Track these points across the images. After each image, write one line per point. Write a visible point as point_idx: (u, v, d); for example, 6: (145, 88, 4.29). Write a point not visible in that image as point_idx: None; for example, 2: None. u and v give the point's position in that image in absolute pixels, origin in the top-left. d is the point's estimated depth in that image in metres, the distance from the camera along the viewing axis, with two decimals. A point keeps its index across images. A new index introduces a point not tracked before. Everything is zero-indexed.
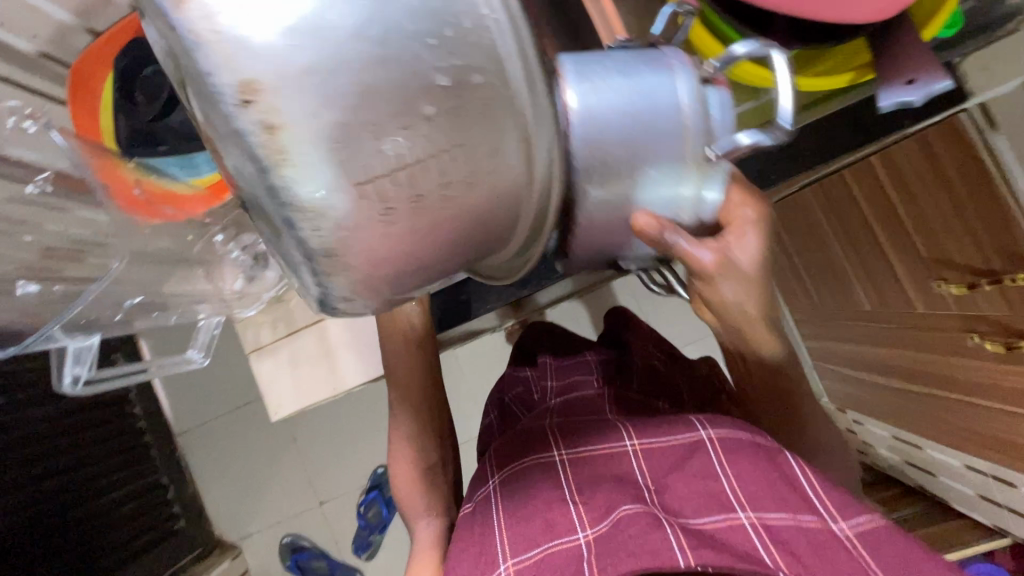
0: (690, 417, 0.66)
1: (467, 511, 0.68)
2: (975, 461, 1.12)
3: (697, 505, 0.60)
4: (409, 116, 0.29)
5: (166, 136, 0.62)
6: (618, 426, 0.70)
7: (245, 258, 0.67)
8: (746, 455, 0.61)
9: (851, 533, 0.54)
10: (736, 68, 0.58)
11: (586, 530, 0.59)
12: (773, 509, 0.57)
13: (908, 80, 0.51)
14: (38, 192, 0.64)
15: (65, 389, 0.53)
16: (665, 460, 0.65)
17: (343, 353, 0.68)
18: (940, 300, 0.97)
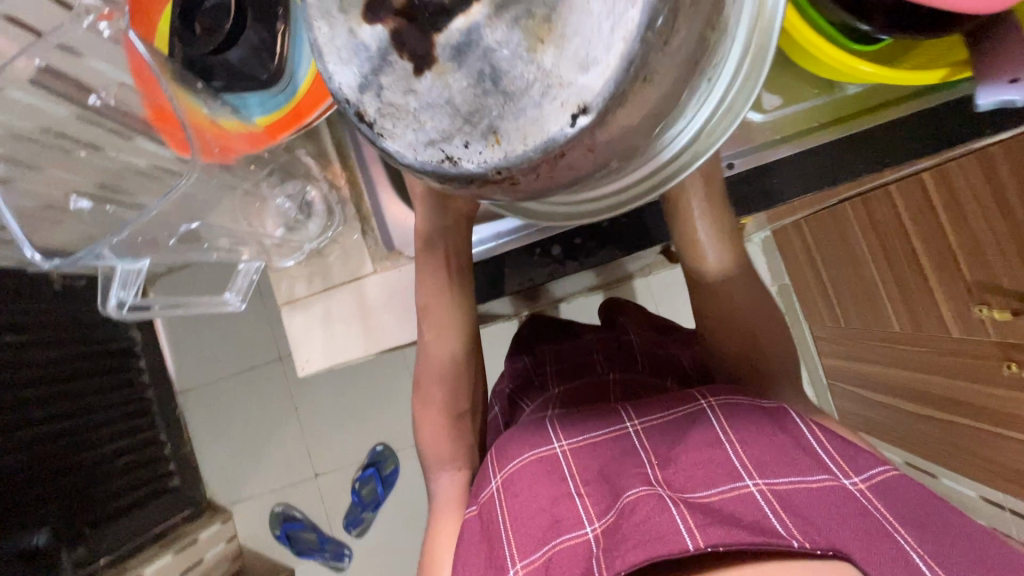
0: (692, 391, 0.69)
1: (472, 514, 0.65)
2: (993, 493, 1.10)
3: (701, 480, 0.60)
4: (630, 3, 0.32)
5: (219, 72, 0.60)
6: (615, 410, 0.71)
7: (290, 207, 0.67)
8: (746, 421, 0.63)
9: (863, 485, 0.56)
10: (825, 55, 0.54)
11: (593, 525, 0.58)
12: (778, 475, 0.58)
13: (1011, 79, 0.48)
14: (99, 104, 0.63)
15: (110, 311, 0.54)
16: (666, 440, 0.65)
17: (379, 315, 0.66)
18: (979, 327, 0.95)
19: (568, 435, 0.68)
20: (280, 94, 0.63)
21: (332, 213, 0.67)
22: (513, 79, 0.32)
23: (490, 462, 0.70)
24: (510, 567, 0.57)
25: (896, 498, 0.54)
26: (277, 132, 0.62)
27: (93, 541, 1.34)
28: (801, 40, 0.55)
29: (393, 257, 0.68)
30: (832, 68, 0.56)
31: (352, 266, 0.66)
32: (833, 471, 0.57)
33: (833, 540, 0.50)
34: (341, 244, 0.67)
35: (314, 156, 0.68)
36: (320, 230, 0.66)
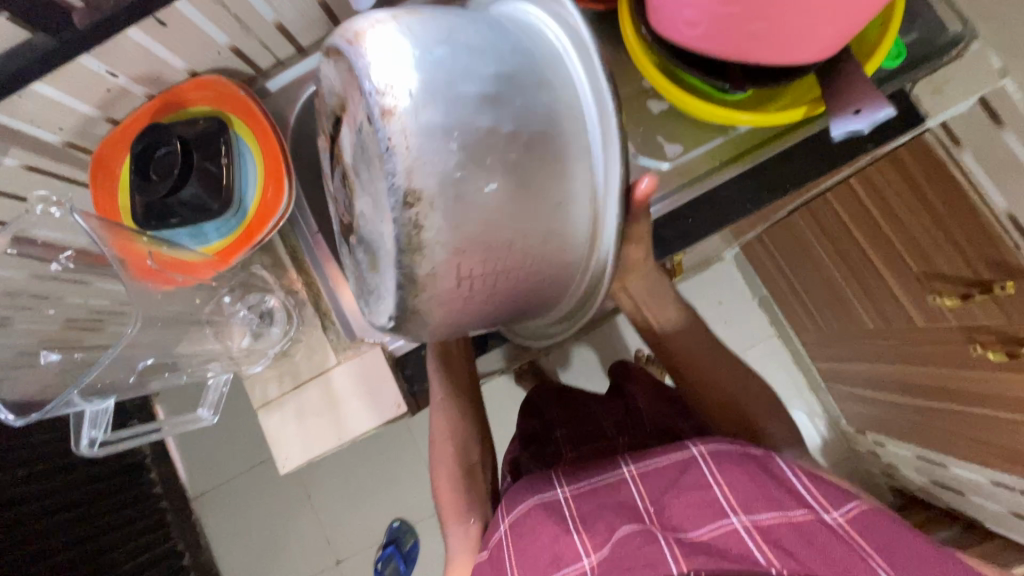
0: (684, 440, 0.70)
1: (482, 558, 0.68)
2: (1000, 476, 1.07)
3: (694, 518, 0.61)
4: (442, 217, 0.44)
5: (179, 211, 0.68)
6: (613, 461, 0.73)
7: (251, 316, 0.72)
8: (734, 463, 0.63)
9: (843, 520, 0.56)
10: (698, 109, 0.61)
11: (589, 557, 0.60)
12: (764, 510, 0.58)
13: (855, 111, 0.54)
14: (61, 269, 0.71)
15: (83, 450, 0.60)
16: (663, 482, 0.66)
17: (346, 402, 0.70)
18: (939, 314, 0.97)
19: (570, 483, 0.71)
20: (233, 218, 0.70)
21: (291, 317, 0.72)
22: (371, 283, 0.50)
23: (500, 510, 0.73)
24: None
25: (873, 530, 0.55)
26: (230, 256, 0.69)
27: None
28: (676, 99, 0.61)
29: (353, 345, 0.72)
30: (707, 118, 0.62)
31: (317, 360, 0.72)
32: (812, 505, 0.58)
33: (809, 568, 0.52)
34: (305, 341, 0.72)
35: (270, 267, 0.74)
36: (281, 332, 0.72)
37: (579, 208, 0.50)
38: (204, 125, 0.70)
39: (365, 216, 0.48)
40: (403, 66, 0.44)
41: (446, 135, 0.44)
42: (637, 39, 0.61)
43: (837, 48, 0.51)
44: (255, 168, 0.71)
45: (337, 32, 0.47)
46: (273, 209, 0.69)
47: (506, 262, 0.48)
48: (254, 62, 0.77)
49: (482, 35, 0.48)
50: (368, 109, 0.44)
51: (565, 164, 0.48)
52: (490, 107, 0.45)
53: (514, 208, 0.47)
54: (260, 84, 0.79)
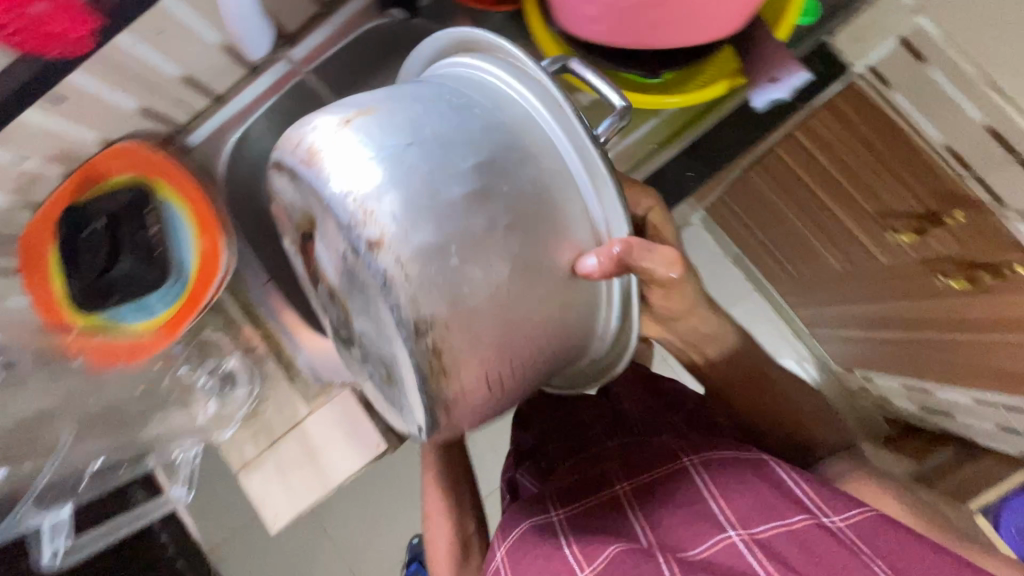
0: (675, 447, 0.68)
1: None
2: (984, 395, 1.09)
3: (691, 534, 0.60)
4: (443, 336, 0.40)
5: (118, 288, 0.66)
6: (602, 473, 0.70)
7: (212, 381, 0.71)
8: (730, 473, 0.62)
9: (844, 525, 0.56)
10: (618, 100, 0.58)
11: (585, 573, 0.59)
12: (762, 522, 0.58)
13: (772, 80, 0.54)
14: None
15: None
16: (656, 496, 0.65)
17: (325, 449, 0.69)
18: (898, 250, 0.99)
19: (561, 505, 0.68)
20: (175, 284, 0.68)
21: (253, 375, 0.71)
22: (391, 400, 0.47)
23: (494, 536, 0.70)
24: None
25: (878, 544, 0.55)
26: (176, 326, 0.66)
27: None
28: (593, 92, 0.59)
29: (324, 390, 0.71)
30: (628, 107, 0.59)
31: (289, 413, 0.70)
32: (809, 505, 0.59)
33: None
34: (273, 396, 0.71)
35: (225, 327, 0.72)
36: (247, 392, 0.70)
37: (587, 280, 0.46)
38: (125, 195, 0.66)
39: (366, 336, 0.45)
40: (364, 174, 0.40)
41: (428, 251, 0.40)
42: (549, 37, 0.60)
43: (745, 19, 0.50)
44: (187, 230, 0.69)
45: (287, 149, 0.44)
46: (213, 271, 0.67)
47: (528, 347, 0.45)
48: (169, 119, 0.74)
49: (439, 107, 0.44)
50: (349, 241, 0.40)
51: (565, 233, 0.44)
52: (476, 206, 0.41)
53: (523, 300, 0.43)
54: (181, 140, 0.76)
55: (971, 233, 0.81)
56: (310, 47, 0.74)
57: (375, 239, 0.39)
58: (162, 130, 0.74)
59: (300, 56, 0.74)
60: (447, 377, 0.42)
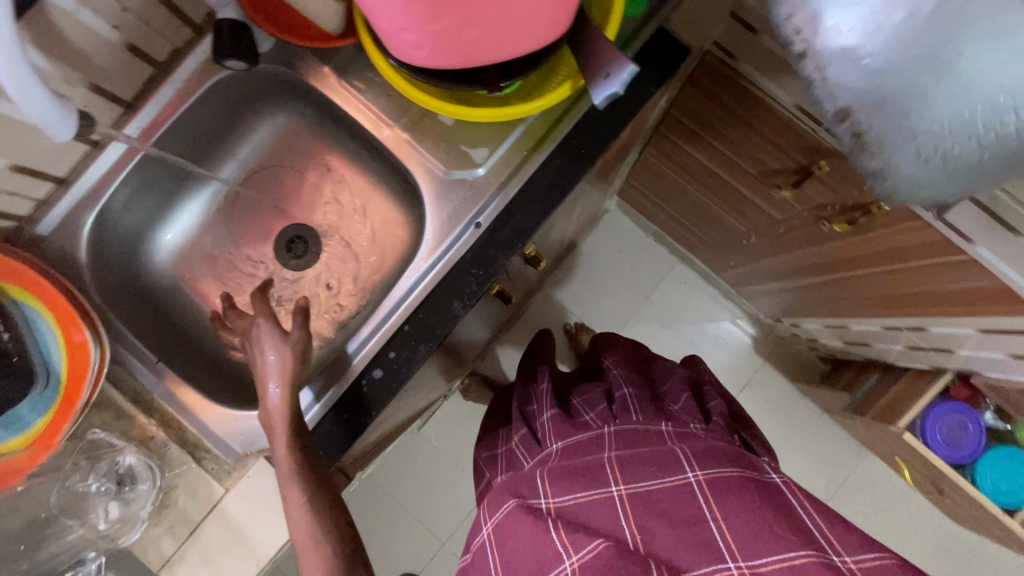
0: (679, 457, 0.70)
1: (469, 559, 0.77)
2: (891, 320, 1.15)
3: (683, 549, 0.64)
4: (989, 105, 0.37)
5: None
6: (603, 468, 0.71)
7: (109, 484, 0.65)
8: (735, 497, 0.65)
9: (852, 564, 0.60)
10: (478, 116, 0.61)
11: (570, 560, 0.65)
12: (761, 555, 0.61)
13: (606, 75, 0.55)
14: None
15: None
16: (653, 502, 0.68)
17: (250, 526, 0.65)
18: (787, 203, 1.05)
19: (558, 494, 0.71)
20: (47, 390, 0.63)
21: (153, 468, 0.65)
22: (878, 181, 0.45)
23: (484, 508, 0.78)
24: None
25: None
26: (53, 435, 0.61)
27: None
28: (452, 113, 0.61)
29: (239, 464, 0.67)
30: (488, 119, 0.63)
31: (203, 498, 0.66)
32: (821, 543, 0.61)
33: None
34: (182, 483, 0.66)
35: (116, 422, 0.67)
36: (150, 486, 0.64)
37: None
38: None
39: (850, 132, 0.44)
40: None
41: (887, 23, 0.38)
42: (391, 69, 0.60)
43: (562, 26, 0.52)
44: (50, 330, 0.63)
45: None
46: (83, 368, 0.62)
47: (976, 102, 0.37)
48: (9, 213, 0.68)
49: None
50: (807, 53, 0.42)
51: None
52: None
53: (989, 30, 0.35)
54: (29, 232, 0.70)
55: (839, 177, 0.86)
56: (144, 124, 0.72)
57: (842, 107, 0.43)
58: (4, 226, 0.68)
59: (137, 134, 0.72)
60: (934, 146, 0.40)
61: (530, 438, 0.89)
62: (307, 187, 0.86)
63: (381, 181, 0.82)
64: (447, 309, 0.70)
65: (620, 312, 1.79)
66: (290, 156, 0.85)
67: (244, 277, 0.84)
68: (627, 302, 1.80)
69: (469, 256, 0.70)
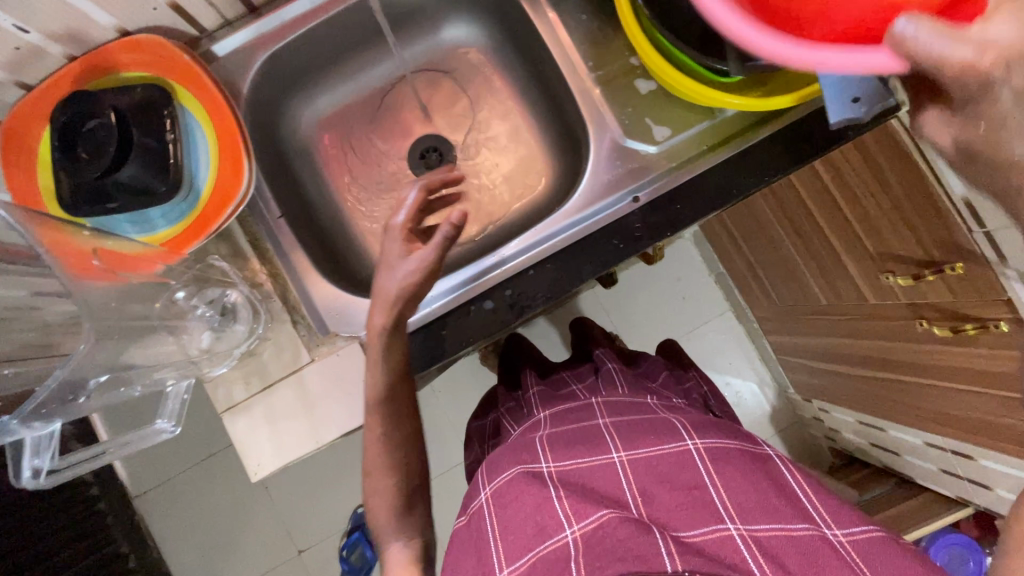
0: (676, 428, 0.68)
1: (461, 523, 0.68)
2: (934, 437, 1.15)
3: (687, 516, 0.59)
4: None
5: (118, 193, 0.58)
6: (602, 434, 0.69)
7: (212, 313, 0.65)
8: (731, 464, 0.64)
9: (845, 538, 0.56)
10: (688, 88, 0.61)
11: (573, 527, 0.59)
12: (762, 521, 0.58)
13: (853, 99, 0.53)
14: None
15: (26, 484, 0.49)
16: (654, 470, 0.64)
17: (323, 402, 0.65)
18: (888, 292, 1.03)
19: (561, 458, 0.67)
20: (183, 203, 0.62)
21: (257, 313, 0.66)
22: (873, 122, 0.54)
23: (481, 473, 0.71)
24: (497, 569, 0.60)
25: (870, 553, 0.54)
26: (183, 245, 0.61)
27: None
28: (668, 75, 0.62)
29: (328, 340, 0.67)
30: (697, 99, 0.62)
31: (289, 359, 0.65)
32: (807, 515, 0.59)
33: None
34: (274, 338, 0.65)
35: (229, 257, 0.67)
36: (247, 330, 0.65)
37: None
38: (142, 94, 0.60)
39: None
40: None
41: None
42: (630, 11, 0.63)
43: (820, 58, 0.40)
44: (208, 148, 0.63)
45: None
46: (229, 196, 0.62)
47: None
48: (196, 20, 0.67)
49: None
50: None
51: None
52: None
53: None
54: (205, 47, 0.69)
55: (967, 284, 0.85)
56: None
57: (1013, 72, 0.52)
58: (189, 31, 0.67)
59: None
60: None
61: (516, 411, 0.90)
62: (461, 104, 0.85)
63: (538, 126, 0.82)
64: (576, 270, 0.69)
65: (658, 336, 1.78)
66: (456, 69, 0.84)
67: (372, 167, 0.83)
68: (667, 329, 1.79)
69: (616, 226, 0.69)
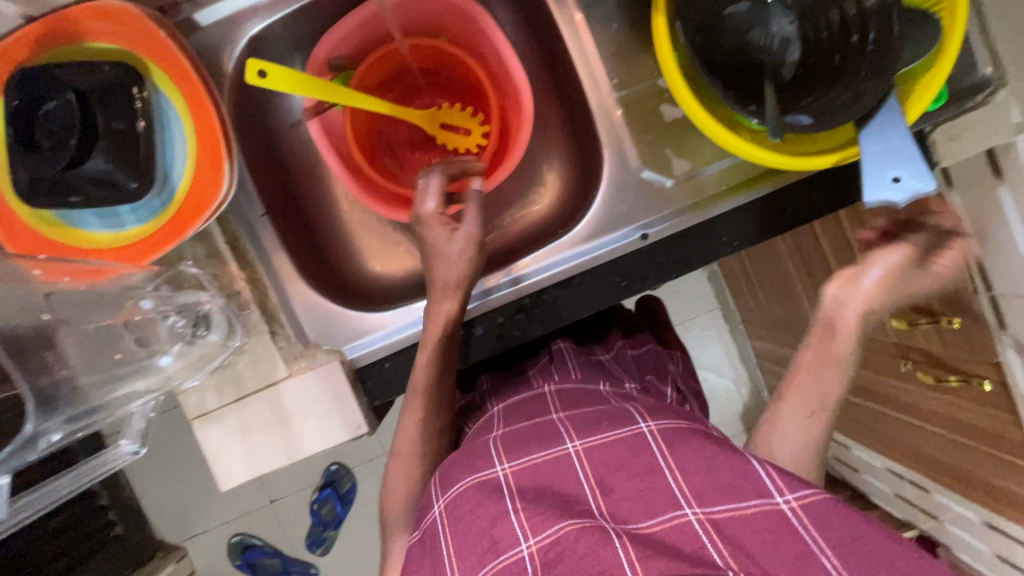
0: (630, 410, 0.54)
1: (413, 543, 0.53)
2: (896, 466, 1.18)
3: (645, 506, 0.47)
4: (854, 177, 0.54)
5: (81, 188, 0.52)
6: (556, 425, 0.55)
7: (184, 323, 0.62)
8: (686, 442, 0.49)
9: (797, 505, 0.43)
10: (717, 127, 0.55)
11: (527, 541, 0.46)
12: (720, 502, 0.45)
13: (895, 179, 0.50)
14: None
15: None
16: (610, 456, 0.50)
17: (299, 419, 0.63)
18: (877, 328, 0.98)
19: (509, 456, 0.52)
20: (155, 199, 0.57)
21: (232, 327, 0.62)
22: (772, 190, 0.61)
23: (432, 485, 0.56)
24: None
25: (828, 519, 0.43)
26: (154, 249, 0.56)
27: None
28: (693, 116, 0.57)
29: (308, 353, 0.64)
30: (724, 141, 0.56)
31: (264, 372, 0.62)
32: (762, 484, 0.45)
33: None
34: (249, 350, 0.62)
35: (205, 260, 0.62)
36: (220, 340, 0.62)
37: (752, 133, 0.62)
38: (109, 73, 0.53)
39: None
40: None
41: None
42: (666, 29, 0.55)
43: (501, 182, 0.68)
44: (184, 139, 0.57)
45: None
46: (207, 199, 0.56)
47: None
48: None
49: None
50: None
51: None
52: None
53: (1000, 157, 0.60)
54: (185, 15, 0.60)
55: (961, 341, 0.76)
56: None
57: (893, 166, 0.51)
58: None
59: None
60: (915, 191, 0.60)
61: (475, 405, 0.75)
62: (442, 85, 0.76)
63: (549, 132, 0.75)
64: (570, 305, 0.66)
65: None
66: None
67: None
68: None
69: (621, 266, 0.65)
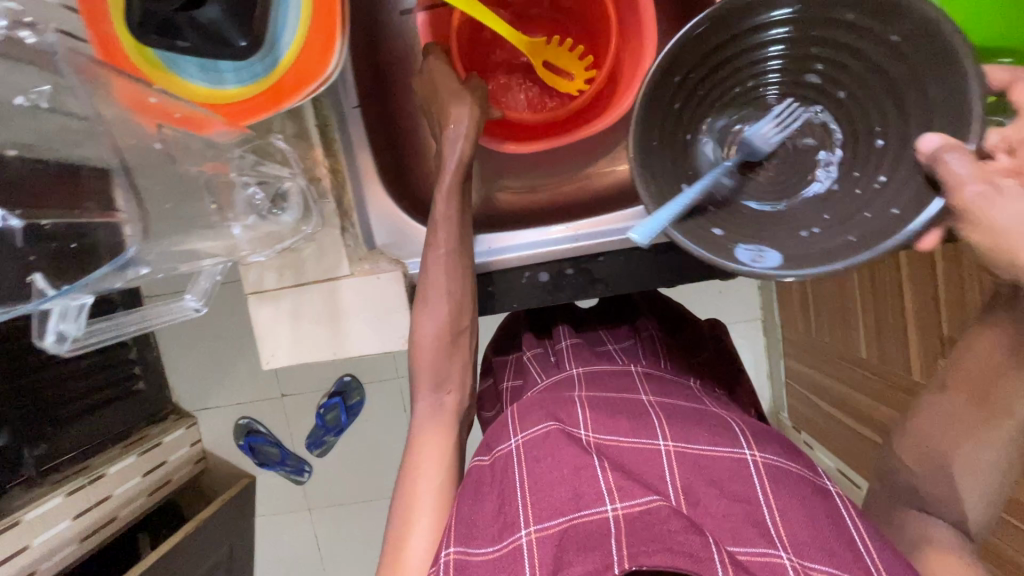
0: (733, 426, 0.52)
1: (481, 465, 0.53)
2: None
3: (729, 528, 0.45)
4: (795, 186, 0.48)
5: (189, 34, 0.50)
6: (649, 413, 0.53)
7: (262, 198, 0.61)
8: (793, 488, 0.47)
9: None
10: None
11: (613, 504, 0.46)
12: (816, 559, 0.43)
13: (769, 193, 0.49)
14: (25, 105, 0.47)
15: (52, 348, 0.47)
16: (706, 466, 0.49)
17: (352, 319, 0.62)
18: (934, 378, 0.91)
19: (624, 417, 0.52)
20: (258, 63, 0.55)
21: (309, 211, 0.61)
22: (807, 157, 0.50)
23: (509, 418, 0.56)
24: (520, 526, 0.46)
25: None
26: (250, 113, 0.55)
27: (59, 440, 1.09)
28: None
29: (372, 258, 0.63)
30: None
31: (329, 264, 0.62)
32: (855, 550, 0.44)
33: None
34: (318, 240, 0.61)
35: (292, 139, 0.61)
36: (293, 221, 0.61)
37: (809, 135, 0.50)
38: None
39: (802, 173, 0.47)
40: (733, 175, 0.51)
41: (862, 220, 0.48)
42: None
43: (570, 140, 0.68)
44: (299, 5, 0.54)
45: None
46: (312, 74, 0.54)
47: None
48: None
49: None
50: None
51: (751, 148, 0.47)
52: None
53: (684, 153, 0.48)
54: None
55: None
56: None
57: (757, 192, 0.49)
58: None
59: None
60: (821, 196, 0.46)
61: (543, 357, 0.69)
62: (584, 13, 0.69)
63: None
64: (639, 277, 0.63)
65: None
66: None
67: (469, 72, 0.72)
68: None
69: None
